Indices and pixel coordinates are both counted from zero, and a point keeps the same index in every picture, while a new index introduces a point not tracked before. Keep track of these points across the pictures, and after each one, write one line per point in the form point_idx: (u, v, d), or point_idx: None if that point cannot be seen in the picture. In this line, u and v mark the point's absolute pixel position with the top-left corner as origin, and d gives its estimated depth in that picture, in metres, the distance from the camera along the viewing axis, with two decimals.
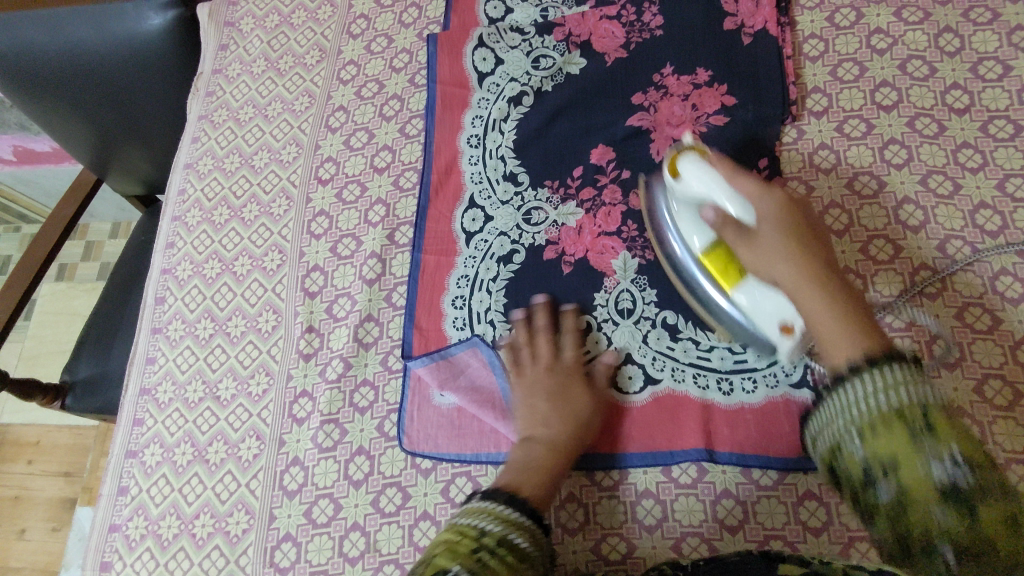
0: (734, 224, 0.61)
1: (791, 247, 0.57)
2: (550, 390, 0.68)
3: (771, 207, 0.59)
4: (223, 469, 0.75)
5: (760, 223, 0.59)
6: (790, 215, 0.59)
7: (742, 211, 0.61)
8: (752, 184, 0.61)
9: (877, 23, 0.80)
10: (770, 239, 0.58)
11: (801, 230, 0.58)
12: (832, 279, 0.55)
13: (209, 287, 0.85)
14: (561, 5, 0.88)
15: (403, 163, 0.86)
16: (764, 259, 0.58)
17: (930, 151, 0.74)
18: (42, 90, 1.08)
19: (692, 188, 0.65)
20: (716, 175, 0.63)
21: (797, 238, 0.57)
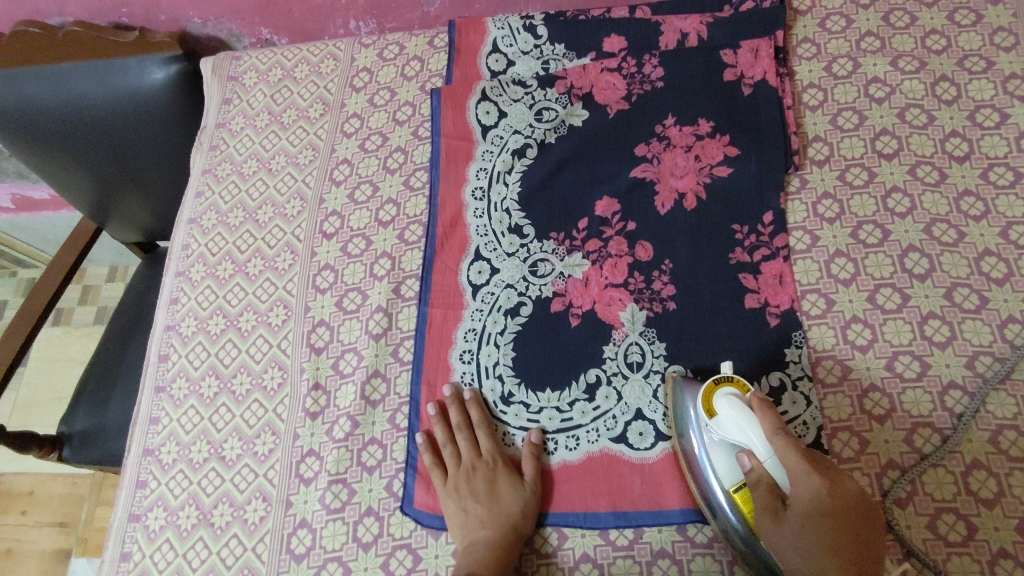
0: (770, 491, 0.56)
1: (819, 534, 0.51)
2: (477, 491, 0.70)
3: (808, 498, 0.52)
4: (229, 532, 0.74)
5: (793, 504, 0.53)
6: (828, 513, 0.51)
7: (781, 475, 0.56)
8: (791, 444, 0.55)
9: (874, 72, 0.82)
10: (800, 532, 0.52)
11: (842, 543, 0.50)
12: (859, 571, 0.49)
13: (214, 343, 0.85)
14: (562, 57, 0.89)
15: (408, 216, 0.86)
16: (788, 543, 0.52)
17: (932, 199, 0.74)
18: (43, 146, 1.09)
19: (734, 433, 0.60)
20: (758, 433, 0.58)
21: (832, 529, 0.50)
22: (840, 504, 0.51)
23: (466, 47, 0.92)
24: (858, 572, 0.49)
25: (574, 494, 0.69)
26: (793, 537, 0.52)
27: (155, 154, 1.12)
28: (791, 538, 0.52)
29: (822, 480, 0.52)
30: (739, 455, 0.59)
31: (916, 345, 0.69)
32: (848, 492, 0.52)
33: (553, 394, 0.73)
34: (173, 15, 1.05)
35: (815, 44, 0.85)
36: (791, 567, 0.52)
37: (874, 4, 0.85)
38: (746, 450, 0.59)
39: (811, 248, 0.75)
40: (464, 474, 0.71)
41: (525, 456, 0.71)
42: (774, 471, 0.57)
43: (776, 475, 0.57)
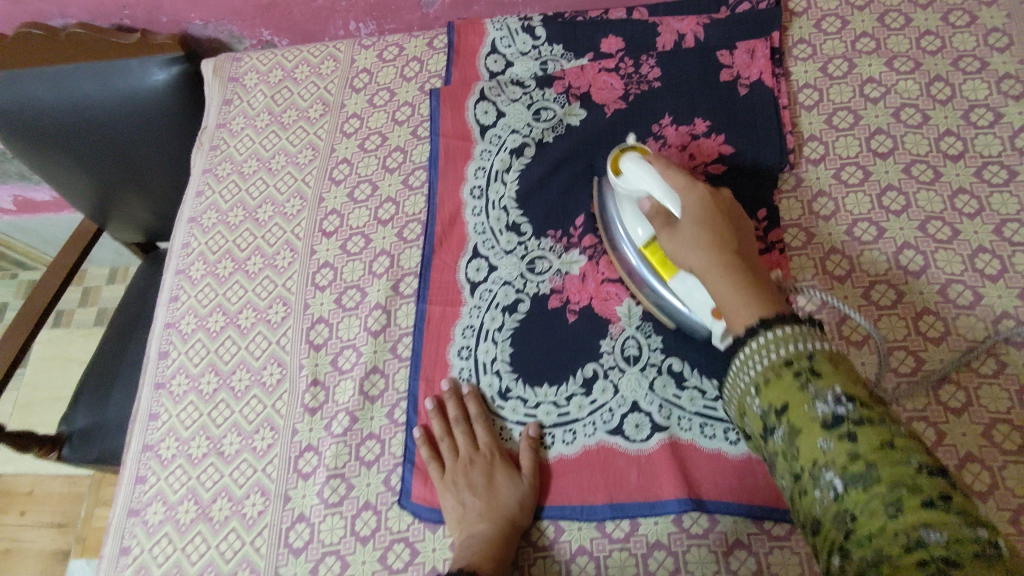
0: (666, 217, 0.63)
1: (702, 238, 0.60)
2: (475, 485, 0.69)
3: (696, 202, 0.61)
4: (227, 527, 0.74)
5: (680, 204, 0.62)
6: (707, 204, 0.61)
7: (671, 202, 0.63)
8: (678, 172, 0.64)
9: (869, 72, 0.82)
10: (691, 230, 0.60)
11: (717, 229, 0.60)
12: (732, 250, 0.59)
13: (214, 340, 0.85)
14: (560, 58, 0.90)
15: (407, 214, 0.86)
16: (682, 248, 0.61)
17: (927, 198, 0.75)
18: (45, 145, 1.10)
19: (634, 184, 0.67)
20: (652, 172, 0.65)
21: (710, 231, 0.59)
22: (715, 201, 0.62)
23: (465, 49, 0.93)
24: (732, 257, 0.58)
25: (571, 487, 0.70)
26: (682, 238, 0.61)
27: (156, 154, 1.13)
28: (683, 246, 0.61)
29: (700, 186, 0.62)
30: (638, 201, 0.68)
31: (911, 340, 0.69)
32: (719, 199, 0.63)
33: (550, 389, 0.74)
34: (175, 17, 1.06)
35: (811, 44, 0.85)
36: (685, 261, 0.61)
37: (869, 6, 0.86)
38: (644, 195, 0.67)
39: (806, 246, 0.75)
40: (461, 468, 0.71)
41: (523, 450, 0.71)
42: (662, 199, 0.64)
43: (665, 203, 0.63)
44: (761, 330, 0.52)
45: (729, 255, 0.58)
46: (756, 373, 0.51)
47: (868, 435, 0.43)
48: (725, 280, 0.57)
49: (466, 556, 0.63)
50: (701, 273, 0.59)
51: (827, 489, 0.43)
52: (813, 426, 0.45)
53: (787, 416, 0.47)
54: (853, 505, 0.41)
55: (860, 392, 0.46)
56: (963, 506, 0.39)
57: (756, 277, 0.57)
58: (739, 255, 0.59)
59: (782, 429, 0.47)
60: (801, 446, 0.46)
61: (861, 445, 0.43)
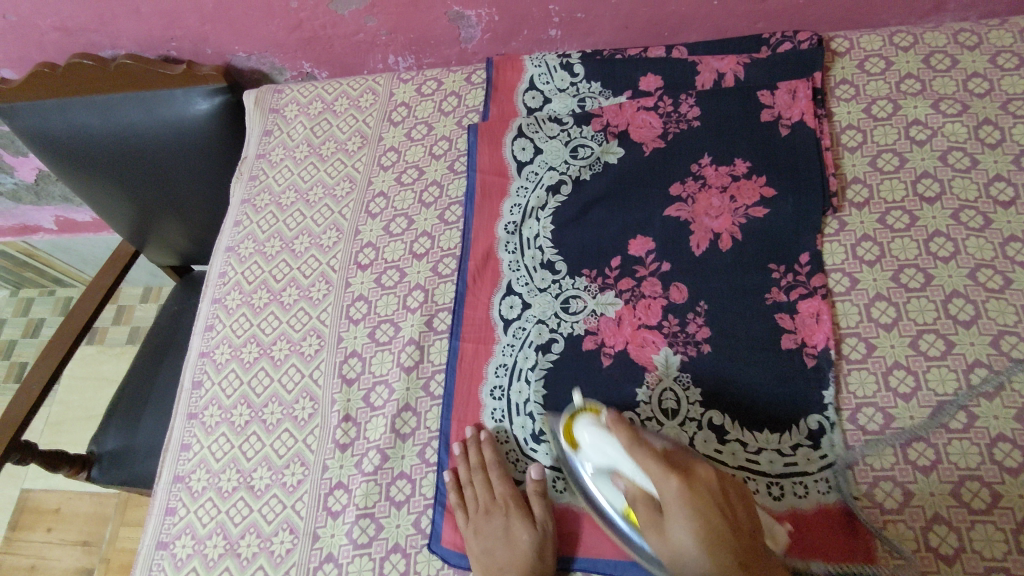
0: (648, 505, 0.57)
1: (699, 540, 0.51)
2: (496, 535, 0.70)
3: (675, 494, 0.53)
4: (255, 563, 0.74)
5: (665, 510, 0.54)
6: (696, 493, 0.52)
7: (648, 484, 0.58)
8: (647, 453, 0.56)
9: (915, 114, 0.81)
10: (682, 534, 0.51)
11: (712, 526, 0.51)
12: (732, 538, 0.51)
13: (247, 371, 0.85)
14: (599, 95, 0.90)
15: (442, 249, 0.86)
16: (678, 556, 0.52)
17: (977, 244, 0.73)
18: (90, 171, 1.13)
19: (603, 455, 0.63)
20: (615, 446, 0.63)
21: (710, 533, 0.51)
22: (703, 492, 0.53)
23: (504, 85, 0.94)
24: (731, 549, 0.50)
25: (603, 538, 0.68)
26: (677, 542, 0.52)
27: (195, 182, 1.15)
28: (675, 527, 0.52)
29: (681, 476, 0.53)
30: (612, 474, 0.62)
31: (961, 394, 0.67)
32: (711, 486, 0.53)
33: None
34: (219, 49, 1.08)
35: (854, 85, 0.84)
36: (674, 544, 0.52)
37: (914, 46, 0.84)
38: (615, 470, 0.62)
39: (850, 291, 0.73)
40: (482, 516, 0.71)
41: (533, 496, 0.71)
42: (640, 479, 0.59)
43: (645, 485, 0.58)
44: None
45: (732, 534, 0.51)
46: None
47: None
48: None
49: None
50: None
51: None
52: None
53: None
54: None
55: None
56: None
57: None
58: (747, 550, 0.51)
59: None
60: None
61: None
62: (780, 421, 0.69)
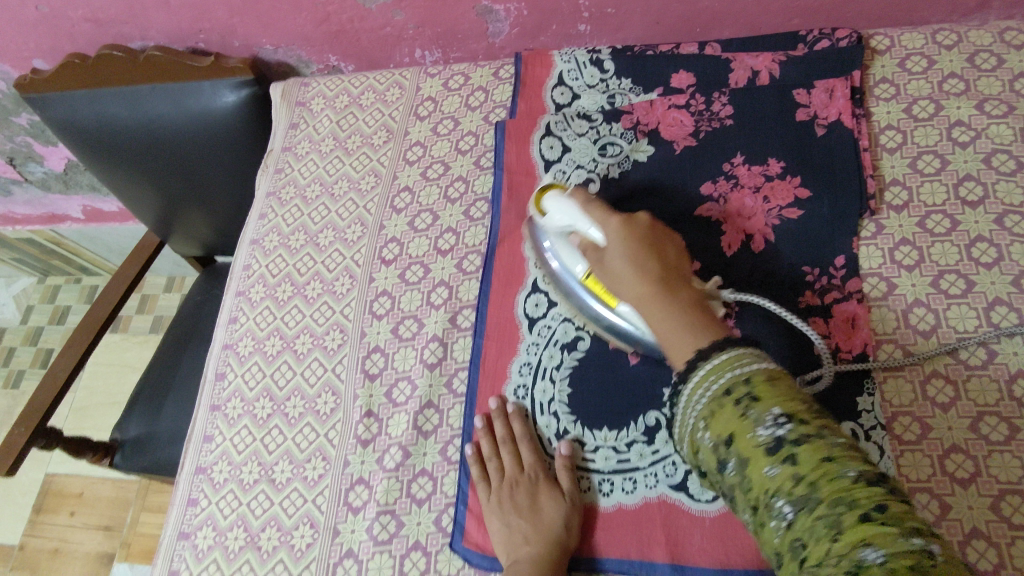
0: (594, 249, 0.66)
1: (634, 265, 0.61)
2: (520, 505, 0.69)
3: (616, 232, 0.64)
4: (275, 557, 0.73)
5: (608, 245, 0.65)
6: (631, 233, 0.63)
7: (596, 234, 0.66)
8: (600, 211, 0.67)
9: (957, 115, 0.78)
10: (623, 261, 0.62)
11: (644, 257, 0.61)
12: (657, 261, 0.61)
13: (270, 364, 0.85)
14: (629, 91, 0.89)
15: (466, 245, 0.85)
16: (616, 280, 0.63)
17: (1022, 251, 0.70)
18: (118, 161, 1.14)
19: (554, 219, 0.71)
20: (572, 205, 0.70)
21: (643, 263, 0.61)
22: (636, 229, 0.64)
23: (532, 80, 0.93)
24: (658, 270, 0.60)
25: (629, 540, 0.66)
26: (617, 268, 0.63)
27: (220, 173, 1.16)
28: (615, 262, 0.63)
29: (621, 217, 0.65)
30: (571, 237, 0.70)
31: (1003, 406, 0.64)
32: (644, 226, 0.64)
33: (610, 434, 0.71)
34: (247, 42, 1.08)
35: (894, 84, 0.82)
36: (613, 273, 0.63)
37: (958, 45, 0.82)
38: (573, 232, 0.70)
39: (887, 297, 0.71)
40: (506, 490, 0.70)
41: (560, 470, 0.70)
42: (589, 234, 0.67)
43: (592, 235, 0.67)
44: (699, 359, 0.52)
45: (659, 263, 0.61)
46: (703, 407, 0.50)
47: (808, 452, 0.43)
48: (666, 317, 0.57)
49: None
50: (638, 305, 0.60)
51: (779, 518, 0.43)
52: (758, 453, 0.45)
53: (733, 449, 0.46)
54: (802, 530, 0.41)
55: (797, 407, 0.45)
56: (899, 517, 0.39)
57: (688, 299, 0.58)
58: (672, 276, 0.61)
59: (731, 462, 0.47)
60: (751, 478, 0.45)
61: (805, 465, 0.42)
62: None
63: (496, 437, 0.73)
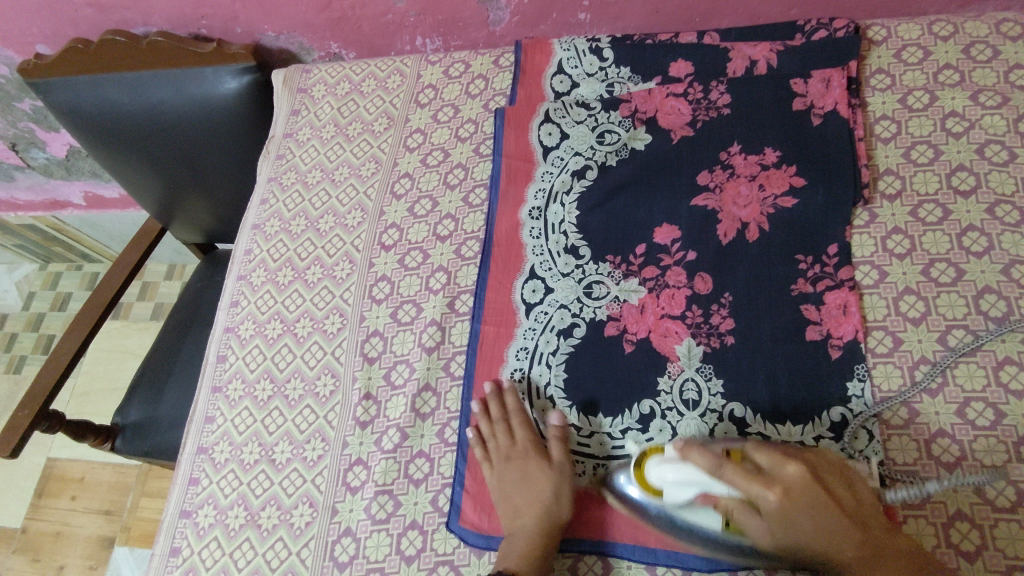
0: (746, 510, 0.59)
1: (819, 528, 0.56)
2: (514, 481, 0.71)
3: (788, 524, 0.56)
4: (275, 536, 0.75)
5: (779, 524, 0.57)
6: (806, 518, 0.56)
7: (741, 497, 0.58)
8: (742, 476, 0.57)
9: (952, 106, 0.79)
10: (805, 522, 0.56)
11: (830, 521, 0.56)
12: (842, 512, 0.56)
13: (271, 347, 0.86)
14: (627, 80, 0.89)
15: (465, 232, 0.86)
16: (787, 535, 0.57)
17: (1012, 240, 0.71)
18: (120, 147, 1.15)
19: (679, 492, 0.61)
20: (697, 473, 0.59)
21: (833, 525, 0.56)
22: (801, 496, 0.56)
23: (532, 68, 0.93)
24: (848, 517, 0.57)
25: (624, 524, 0.68)
26: (796, 526, 0.57)
27: (222, 159, 1.16)
28: (800, 526, 0.56)
29: (775, 486, 0.56)
30: (693, 501, 0.61)
31: (989, 392, 0.65)
32: (807, 486, 0.56)
33: (605, 420, 0.73)
34: (249, 28, 1.08)
35: (889, 75, 0.82)
36: (797, 534, 0.57)
37: (954, 36, 0.82)
38: (702, 498, 0.60)
39: (878, 284, 0.72)
40: (500, 467, 0.72)
41: (554, 441, 0.72)
42: (731, 496, 0.59)
43: (737, 498, 0.58)
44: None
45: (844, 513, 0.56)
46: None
47: None
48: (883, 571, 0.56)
49: (515, 555, 0.65)
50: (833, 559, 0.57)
51: None
52: None
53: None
54: None
55: None
56: None
57: (885, 531, 0.57)
58: (856, 514, 0.57)
59: None
60: None
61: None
62: (802, 412, 0.68)
63: (488, 416, 0.74)
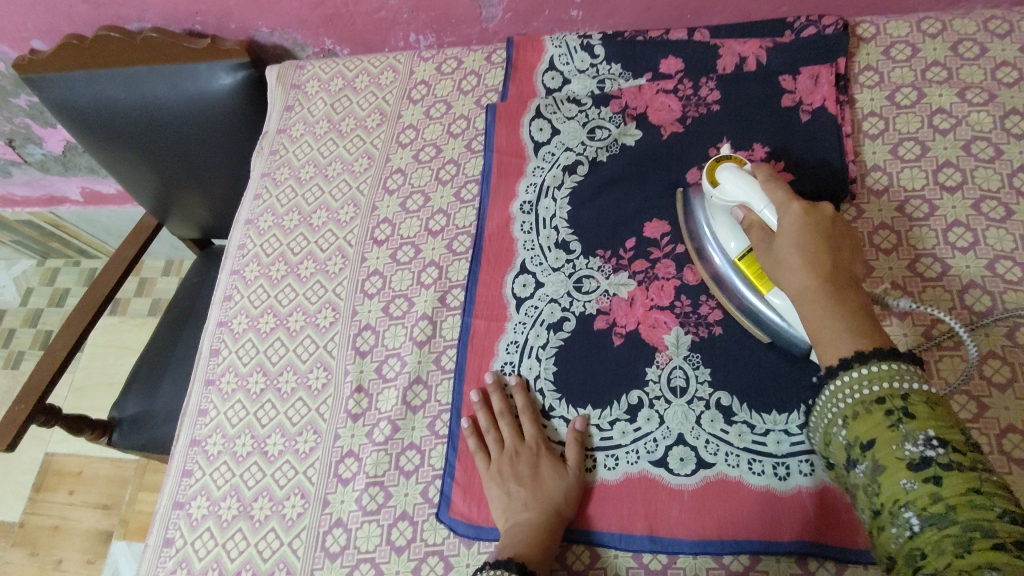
0: (766, 232, 0.65)
1: (802, 255, 0.61)
2: (520, 474, 0.70)
3: (796, 226, 0.62)
4: (267, 526, 0.76)
5: (782, 235, 0.63)
6: (810, 230, 0.62)
7: (771, 217, 0.65)
8: (785, 192, 0.65)
9: (939, 103, 0.79)
10: (792, 248, 0.62)
11: (819, 258, 0.60)
12: (833, 264, 0.61)
13: (264, 340, 0.87)
14: (618, 77, 0.90)
15: (457, 227, 0.87)
16: (782, 261, 0.62)
17: (997, 235, 0.72)
18: (117, 143, 1.15)
19: (730, 194, 0.69)
20: (752, 182, 0.67)
21: (817, 260, 0.60)
22: (820, 221, 0.63)
23: (523, 64, 0.94)
24: (831, 272, 0.60)
25: (612, 514, 0.68)
26: (786, 254, 0.62)
27: (217, 155, 1.17)
28: (789, 249, 0.62)
29: (803, 206, 0.63)
30: (735, 212, 0.69)
31: (974, 385, 0.66)
32: (828, 220, 0.63)
33: (593, 411, 0.73)
34: (244, 24, 1.09)
35: (878, 71, 0.83)
36: (783, 265, 0.62)
37: (942, 33, 0.83)
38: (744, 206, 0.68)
39: (865, 279, 0.73)
40: (506, 460, 0.72)
41: (571, 444, 0.71)
42: (765, 214, 0.65)
43: (767, 217, 0.65)
44: (858, 363, 0.55)
45: (830, 268, 0.60)
46: (844, 407, 0.55)
47: (956, 480, 0.47)
48: (833, 312, 0.58)
49: (513, 544, 0.64)
50: (795, 296, 0.61)
51: (903, 527, 0.48)
52: (899, 466, 0.49)
53: (872, 450, 0.52)
54: (922, 544, 0.46)
55: (953, 438, 0.49)
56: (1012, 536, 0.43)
57: (855, 301, 0.59)
58: (842, 278, 0.60)
59: (864, 464, 0.52)
60: (883, 483, 0.50)
61: (950, 487, 0.46)
62: (788, 401, 0.68)
63: (493, 411, 0.75)
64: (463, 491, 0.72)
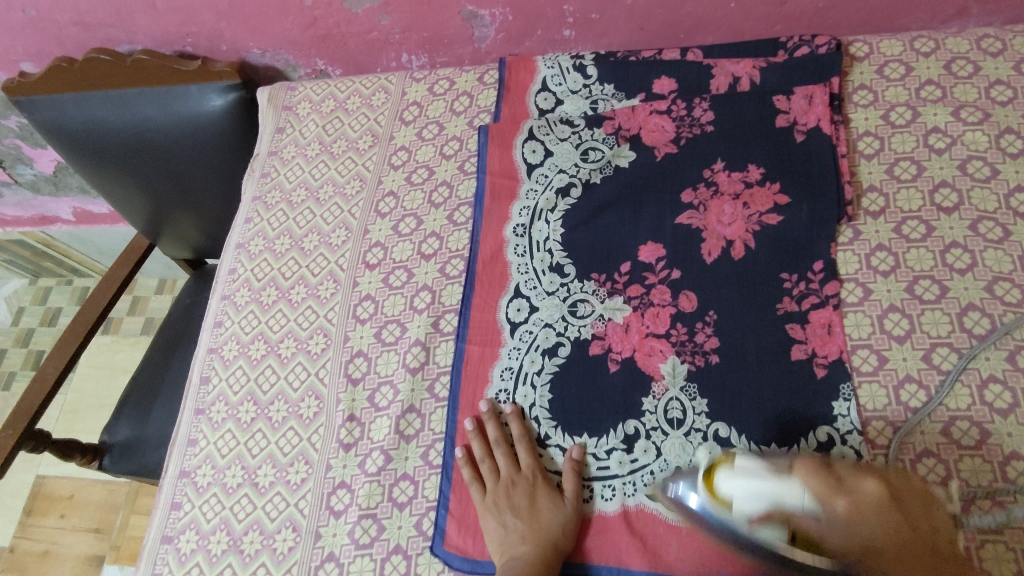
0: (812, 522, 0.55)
1: (879, 534, 0.53)
2: (517, 506, 0.70)
3: (852, 524, 0.54)
4: (257, 560, 0.74)
5: (841, 543, 0.54)
6: (870, 514, 0.54)
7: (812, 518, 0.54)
8: (820, 476, 0.55)
9: (934, 122, 0.79)
10: (864, 518, 0.53)
11: (890, 518, 0.54)
12: (899, 514, 0.54)
13: (254, 368, 0.86)
14: (611, 97, 0.89)
15: (450, 250, 0.86)
16: (849, 536, 0.54)
17: (995, 257, 0.71)
18: (107, 164, 1.14)
19: (747, 505, 0.56)
20: (768, 477, 0.56)
21: (895, 524, 0.53)
22: (875, 496, 0.55)
23: (516, 85, 0.93)
24: (907, 529, 0.54)
25: (609, 548, 0.67)
26: (858, 536, 0.54)
27: (209, 176, 1.16)
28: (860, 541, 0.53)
29: (848, 496, 0.54)
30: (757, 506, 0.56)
31: (975, 411, 0.65)
32: (871, 488, 0.55)
33: (590, 440, 0.72)
34: (234, 45, 1.08)
35: (872, 91, 0.83)
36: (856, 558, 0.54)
37: (936, 52, 0.82)
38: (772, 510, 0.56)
39: (863, 302, 0.72)
40: (502, 491, 0.71)
41: (567, 474, 0.70)
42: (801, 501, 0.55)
43: (807, 514, 0.55)
44: None
45: (905, 534, 0.54)
46: None
47: None
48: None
49: None
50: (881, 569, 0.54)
51: None
52: None
53: None
54: None
55: None
56: None
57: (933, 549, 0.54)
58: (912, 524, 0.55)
59: None
60: None
61: None
62: (787, 432, 0.68)
63: (488, 440, 0.74)
64: (458, 523, 0.71)
